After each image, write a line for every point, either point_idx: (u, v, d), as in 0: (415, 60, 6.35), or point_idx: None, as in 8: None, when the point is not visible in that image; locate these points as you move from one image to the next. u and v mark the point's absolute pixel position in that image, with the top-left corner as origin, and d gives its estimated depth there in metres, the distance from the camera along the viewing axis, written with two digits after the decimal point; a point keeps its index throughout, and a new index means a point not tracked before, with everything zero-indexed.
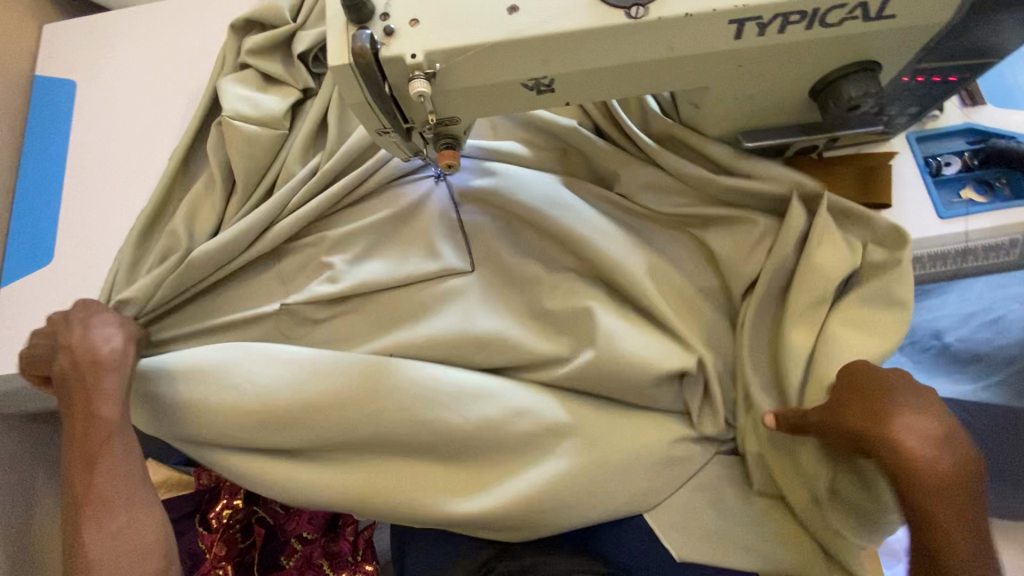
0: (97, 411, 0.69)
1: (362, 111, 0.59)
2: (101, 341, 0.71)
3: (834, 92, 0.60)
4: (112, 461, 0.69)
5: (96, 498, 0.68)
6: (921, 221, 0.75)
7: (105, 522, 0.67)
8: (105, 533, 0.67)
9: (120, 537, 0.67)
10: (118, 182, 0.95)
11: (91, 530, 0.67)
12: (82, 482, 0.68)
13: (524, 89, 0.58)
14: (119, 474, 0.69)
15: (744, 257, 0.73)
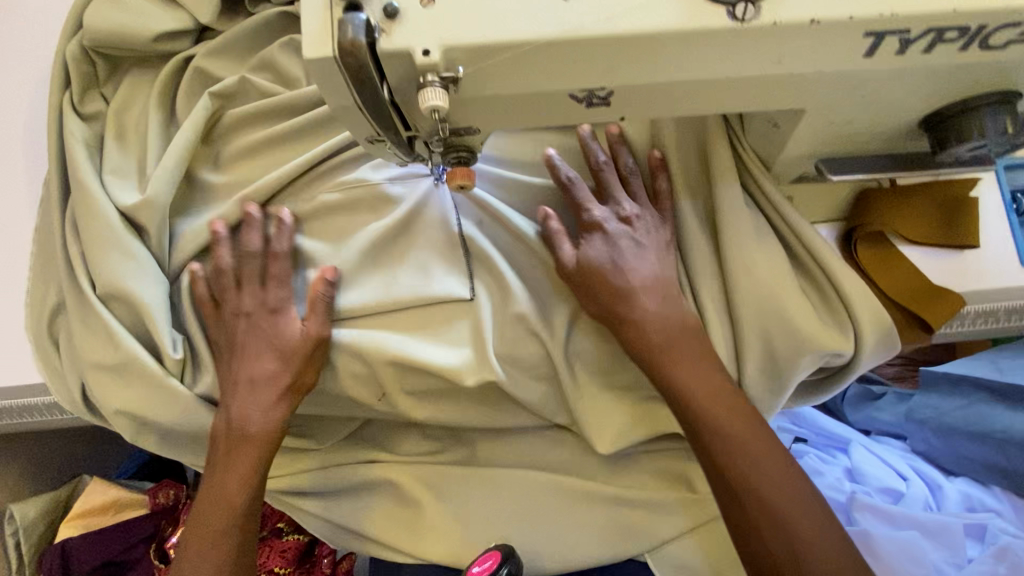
0: (251, 407, 0.65)
1: (350, 115, 0.44)
2: (266, 405, 0.65)
3: (956, 125, 0.48)
4: (243, 466, 0.64)
5: (212, 521, 0.63)
6: (1003, 269, 0.64)
7: (204, 552, 0.62)
8: (195, 563, 0.62)
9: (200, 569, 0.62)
10: (32, 157, 0.75)
11: (193, 554, 0.62)
12: (217, 479, 0.65)
13: (571, 101, 0.43)
14: (234, 481, 0.64)
15: (801, 303, 0.62)
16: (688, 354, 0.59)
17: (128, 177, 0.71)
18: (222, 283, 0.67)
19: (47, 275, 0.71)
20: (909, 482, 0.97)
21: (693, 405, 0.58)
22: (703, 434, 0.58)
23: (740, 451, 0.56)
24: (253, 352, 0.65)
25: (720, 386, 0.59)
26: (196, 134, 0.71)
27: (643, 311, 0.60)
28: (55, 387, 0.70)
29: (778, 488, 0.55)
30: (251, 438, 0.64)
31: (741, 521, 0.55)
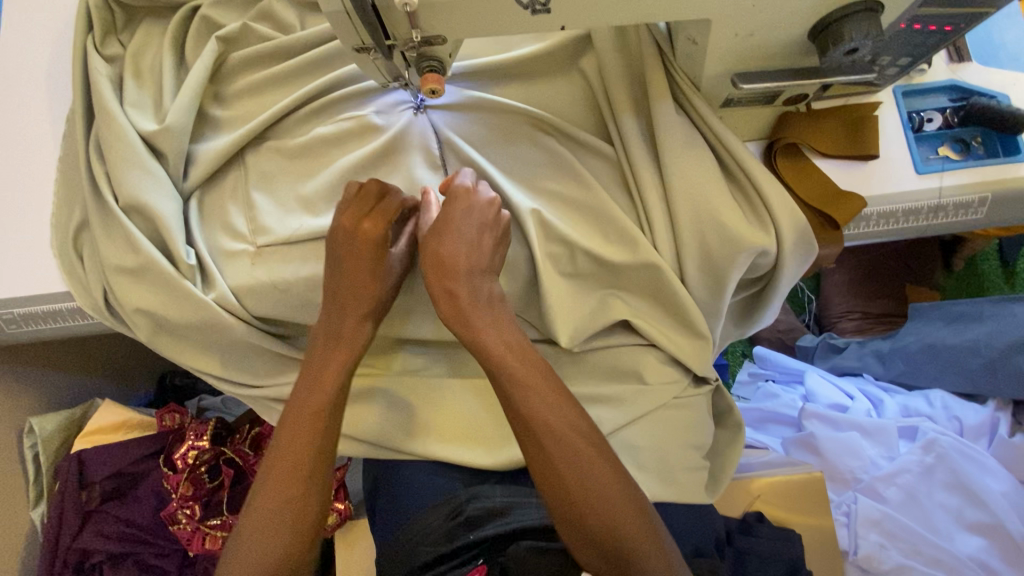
0: (339, 348, 0.74)
1: (339, 22, 0.54)
2: (358, 318, 0.73)
3: (833, 34, 0.59)
4: (318, 399, 0.72)
5: (297, 451, 0.69)
6: (899, 177, 0.76)
7: (301, 435, 0.70)
8: (293, 451, 0.69)
9: (297, 451, 0.69)
10: (56, 96, 0.84)
11: (287, 440, 0.70)
12: (289, 433, 0.70)
13: (517, 8, 0.54)
14: (303, 433, 0.70)
15: (728, 204, 0.73)
16: (505, 320, 0.70)
17: (144, 108, 0.80)
18: (376, 220, 0.72)
19: (70, 198, 0.81)
20: (855, 400, 1.16)
21: (513, 372, 0.66)
22: (524, 396, 0.65)
23: (569, 440, 0.64)
24: (354, 273, 0.72)
25: (543, 376, 0.67)
26: (205, 72, 0.81)
27: (472, 316, 0.69)
28: (79, 294, 0.79)
29: (580, 452, 0.64)
30: (346, 341, 0.74)
31: (568, 489, 0.63)
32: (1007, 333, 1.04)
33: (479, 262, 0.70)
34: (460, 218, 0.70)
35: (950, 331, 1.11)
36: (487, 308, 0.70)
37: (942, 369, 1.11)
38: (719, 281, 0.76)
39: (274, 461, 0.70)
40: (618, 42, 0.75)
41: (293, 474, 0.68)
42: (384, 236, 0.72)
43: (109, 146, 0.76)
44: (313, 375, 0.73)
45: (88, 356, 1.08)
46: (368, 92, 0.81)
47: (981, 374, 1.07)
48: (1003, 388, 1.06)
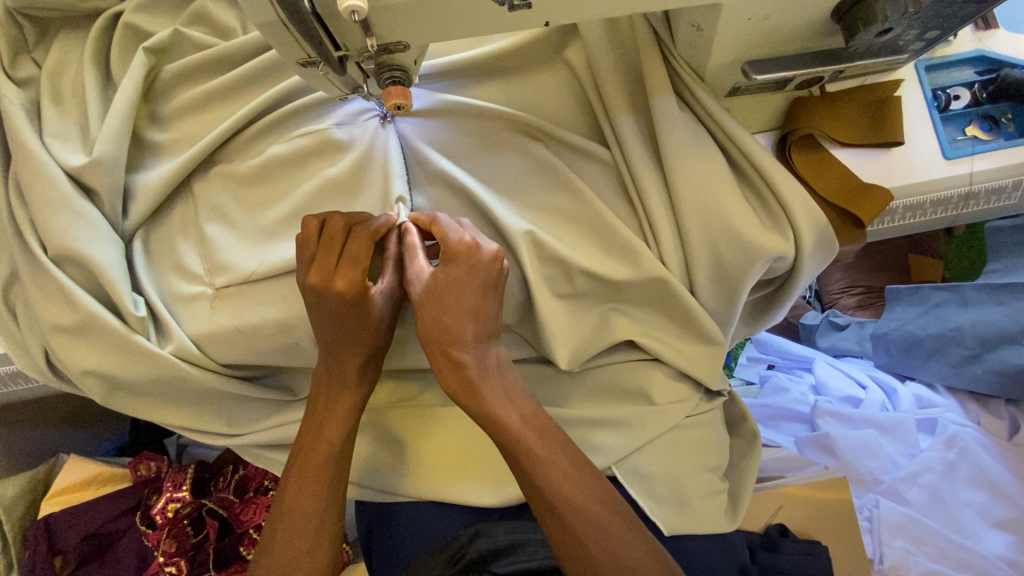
0: (346, 388, 0.66)
1: (278, 37, 0.45)
2: (356, 361, 0.66)
3: (864, 11, 0.50)
4: (323, 448, 0.65)
5: (304, 507, 0.63)
6: (926, 165, 0.68)
7: (306, 490, 0.64)
8: (300, 507, 0.63)
9: (304, 507, 0.63)
10: None
11: (294, 496, 0.64)
12: (297, 483, 0.64)
13: (491, 4, 0.45)
14: (311, 486, 0.64)
15: (744, 208, 0.64)
16: (511, 387, 0.64)
17: (69, 138, 0.70)
18: (350, 273, 0.61)
19: None
20: (867, 390, 1.11)
21: (516, 438, 0.61)
22: (529, 463, 0.60)
23: (575, 498, 0.60)
24: (336, 325, 0.63)
25: (545, 439, 0.62)
26: (137, 90, 0.70)
27: (455, 386, 0.63)
28: (18, 356, 0.70)
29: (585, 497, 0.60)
30: (347, 385, 0.66)
31: (574, 551, 0.59)
32: (990, 324, 0.93)
33: (481, 324, 0.62)
34: (458, 280, 0.61)
35: (925, 318, 1.02)
36: (489, 377, 0.63)
37: (924, 358, 1.04)
38: (735, 293, 0.68)
39: (280, 519, 0.63)
40: (608, 30, 0.66)
41: (299, 535, 0.62)
42: (359, 289, 0.62)
43: (30, 188, 0.66)
44: (315, 424, 0.66)
45: (50, 410, 1.00)
46: (325, 102, 0.71)
47: (966, 366, 0.99)
48: (990, 385, 0.97)
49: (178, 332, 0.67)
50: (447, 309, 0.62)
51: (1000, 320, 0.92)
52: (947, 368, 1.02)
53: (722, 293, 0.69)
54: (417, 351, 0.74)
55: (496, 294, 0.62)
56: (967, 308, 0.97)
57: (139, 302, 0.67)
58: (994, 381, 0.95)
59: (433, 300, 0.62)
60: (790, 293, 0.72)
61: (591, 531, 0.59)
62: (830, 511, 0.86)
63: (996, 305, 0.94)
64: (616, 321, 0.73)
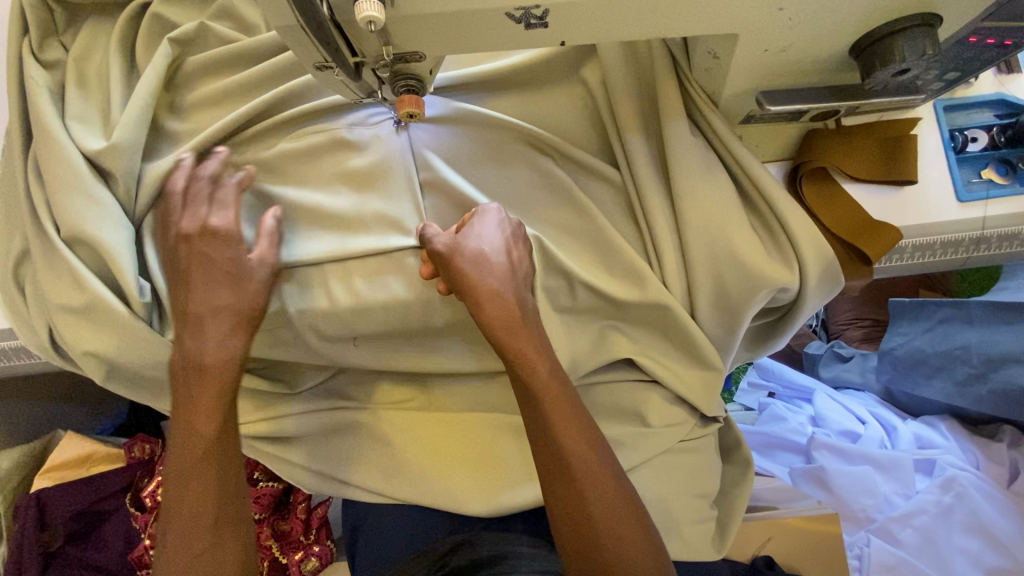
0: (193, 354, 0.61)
1: (295, 39, 0.46)
2: (220, 332, 0.62)
3: (883, 50, 0.50)
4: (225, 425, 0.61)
5: (200, 486, 0.59)
6: (938, 206, 0.68)
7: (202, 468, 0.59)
8: (194, 497, 0.58)
9: (200, 487, 0.59)
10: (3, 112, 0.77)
11: (184, 485, 0.59)
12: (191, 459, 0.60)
13: (509, 21, 0.45)
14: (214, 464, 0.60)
15: (749, 235, 0.64)
16: (537, 336, 0.62)
17: (89, 122, 0.71)
18: (226, 214, 0.64)
19: (10, 225, 0.73)
20: (867, 425, 1.09)
21: (538, 398, 0.60)
22: (548, 419, 0.59)
23: (585, 461, 0.58)
24: (192, 273, 0.62)
25: (568, 404, 0.60)
26: (159, 79, 0.71)
27: (494, 321, 0.60)
28: (22, 331, 0.72)
29: (592, 465, 0.59)
30: (206, 367, 0.61)
31: (573, 513, 0.57)
32: (998, 343, 0.92)
33: (513, 271, 0.63)
34: (491, 235, 0.63)
35: (934, 333, 1.01)
36: (526, 325, 0.62)
37: (929, 374, 1.02)
38: (736, 321, 0.68)
39: (171, 508, 0.59)
40: (626, 52, 0.67)
41: (192, 531, 0.58)
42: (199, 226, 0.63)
43: (47, 168, 0.67)
44: (185, 409, 0.60)
45: (49, 385, 1.02)
46: (343, 105, 0.72)
47: (972, 385, 0.96)
48: (994, 406, 0.94)
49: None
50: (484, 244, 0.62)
51: (1008, 340, 0.91)
52: (950, 388, 1.00)
53: (722, 320, 0.69)
54: (414, 355, 0.74)
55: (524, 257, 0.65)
56: (974, 326, 0.96)
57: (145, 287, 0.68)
58: (1000, 402, 0.93)
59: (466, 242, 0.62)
60: (791, 325, 0.72)
61: (592, 492, 0.58)
62: (819, 547, 0.85)
63: (1003, 326, 0.93)
64: (614, 341, 0.73)
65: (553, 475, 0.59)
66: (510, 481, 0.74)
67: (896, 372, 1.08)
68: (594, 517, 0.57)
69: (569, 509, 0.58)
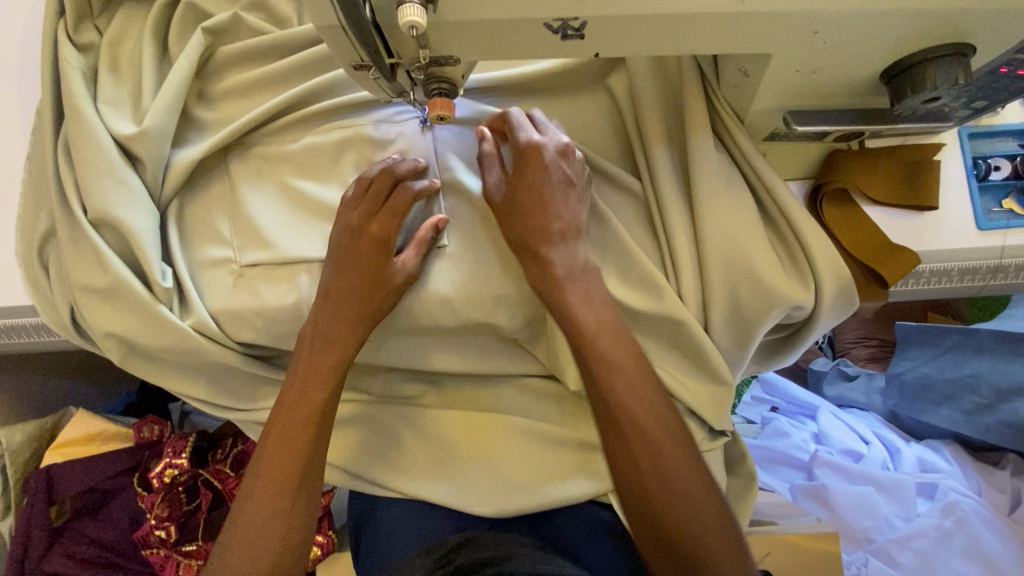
0: (337, 340, 0.66)
1: (335, 37, 0.47)
2: (350, 323, 0.66)
3: (914, 77, 0.50)
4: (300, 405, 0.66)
5: (284, 460, 0.64)
6: (957, 232, 0.68)
7: (287, 444, 0.64)
8: (273, 470, 0.63)
9: (282, 462, 0.64)
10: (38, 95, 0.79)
11: (275, 448, 0.64)
12: (279, 435, 0.65)
13: (546, 31, 0.46)
14: (289, 443, 0.64)
15: (768, 253, 0.64)
16: (621, 339, 0.62)
17: (121, 107, 0.72)
18: (362, 219, 0.66)
19: (38, 204, 0.74)
20: (870, 446, 1.09)
21: (631, 415, 0.60)
22: (628, 431, 0.60)
23: (671, 470, 0.59)
24: (347, 268, 0.66)
25: (659, 416, 0.60)
26: (190, 68, 0.72)
27: (579, 315, 0.62)
28: (44, 309, 0.73)
29: (678, 473, 0.59)
30: (335, 347, 0.66)
31: (658, 523, 0.58)
32: (1008, 374, 0.93)
33: (572, 229, 0.64)
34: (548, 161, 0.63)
35: (942, 360, 1.01)
36: (607, 328, 0.62)
37: (937, 401, 1.02)
38: (749, 337, 0.68)
39: (259, 471, 0.64)
40: (654, 64, 0.67)
41: (279, 490, 0.63)
42: (391, 236, 0.66)
43: (77, 150, 0.68)
44: (304, 379, 0.66)
45: (64, 362, 1.04)
46: (370, 102, 0.73)
47: (979, 415, 0.97)
48: (1000, 436, 0.96)
49: (199, 305, 0.69)
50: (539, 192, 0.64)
51: (1018, 371, 0.92)
52: (959, 416, 1.00)
53: (736, 335, 0.69)
54: (427, 354, 0.75)
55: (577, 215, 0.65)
56: (982, 355, 0.97)
57: (166, 273, 0.69)
58: (1009, 434, 0.94)
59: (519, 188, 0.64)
60: (803, 343, 0.73)
61: (676, 502, 0.58)
62: (818, 565, 0.85)
63: (1014, 356, 0.94)
64: None
65: (638, 486, 0.59)
66: (515, 482, 0.75)
67: (902, 395, 1.08)
68: (678, 524, 0.58)
69: (654, 517, 0.58)
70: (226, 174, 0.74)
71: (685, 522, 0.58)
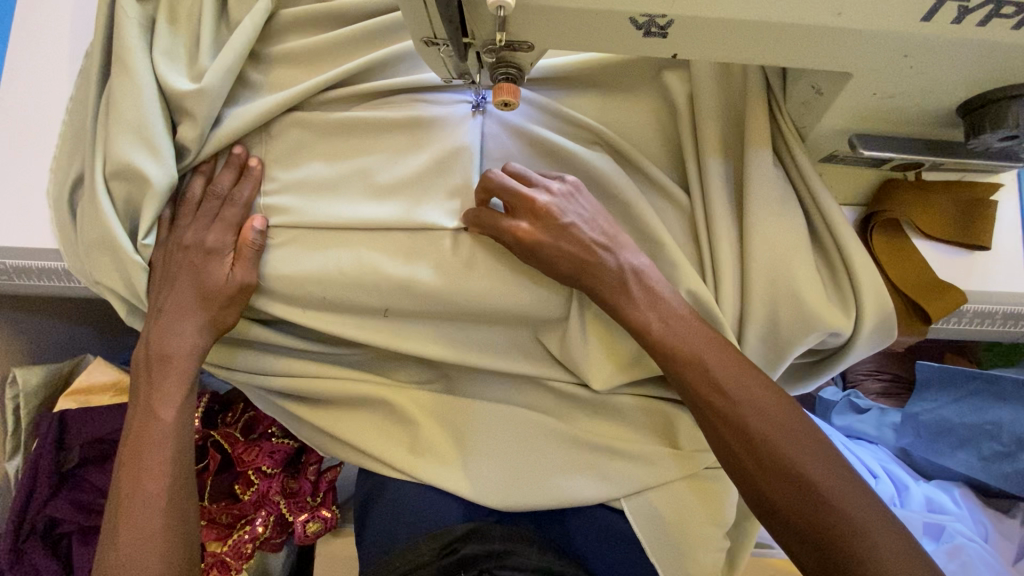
0: (162, 346, 0.68)
1: (414, 10, 0.46)
2: (185, 330, 0.68)
3: (993, 114, 0.49)
4: (163, 410, 0.68)
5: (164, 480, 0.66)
6: (1007, 275, 0.67)
7: (152, 462, 0.66)
8: (148, 486, 0.65)
9: (156, 480, 0.65)
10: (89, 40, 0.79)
11: (144, 467, 0.65)
12: (143, 455, 0.66)
13: (630, 26, 0.45)
14: (163, 462, 0.66)
15: (812, 274, 0.63)
16: (661, 289, 0.63)
17: (174, 61, 0.72)
18: (214, 234, 0.69)
19: (80, 148, 0.74)
20: (877, 480, 1.07)
21: (692, 370, 0.61)
22: (689, 381, 0.61)
23: (747, 410, 0.59)
24: (181, 287, 0.68)
25: (723, 353, 0.61)
26: (249, 28, 0.71)
27: (639, 327, 0.62)
28: (70, 256, 0.74)
29: (753, 406, 0.59)
30: (175, 361, 0.68)
31: (754, 464, 0.58)
32: None
33: (591, 214, 0.65)
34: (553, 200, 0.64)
35: (962, 405, 1.00)
36: (650, 282, 0.63)
37: (954, 445, 1.02)
38: (782, 358, 0.67)
39: (130, 494, 0.65)
40: (719, 73, 0.66)
41: (154, 506, 0.65)
42: (220, 246, 0.68)
43: (122, 101, 0.68)
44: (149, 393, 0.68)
45: (85, 310, 1.04)
46: (423, 81, 0.72)
47: (996, 462, 0.99)
48: (1013, 484, 0.99)
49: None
50: (554, 196, 0.64)
51: None
52: (974, 461, 1.01)
53: (769, 355, 0.68)
54: (452, 341, 0.74)
55: (591, 206, 0.65)
56: (1005, 404, 0.97)
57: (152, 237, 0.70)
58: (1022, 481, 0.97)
59: (534, 198, 0.63)
60: (832, 371, 0.72)
61: (765, 439, 0.58)
62: None
63: None
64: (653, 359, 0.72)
65: (723, 434, 0.60)
66: (528, 478, 0.74)
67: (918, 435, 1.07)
68: (772, 469, 0.57)
69: (748, 461, 0.59)
70: (271, 138, 0.73)
71: (781, 455, 0.57)
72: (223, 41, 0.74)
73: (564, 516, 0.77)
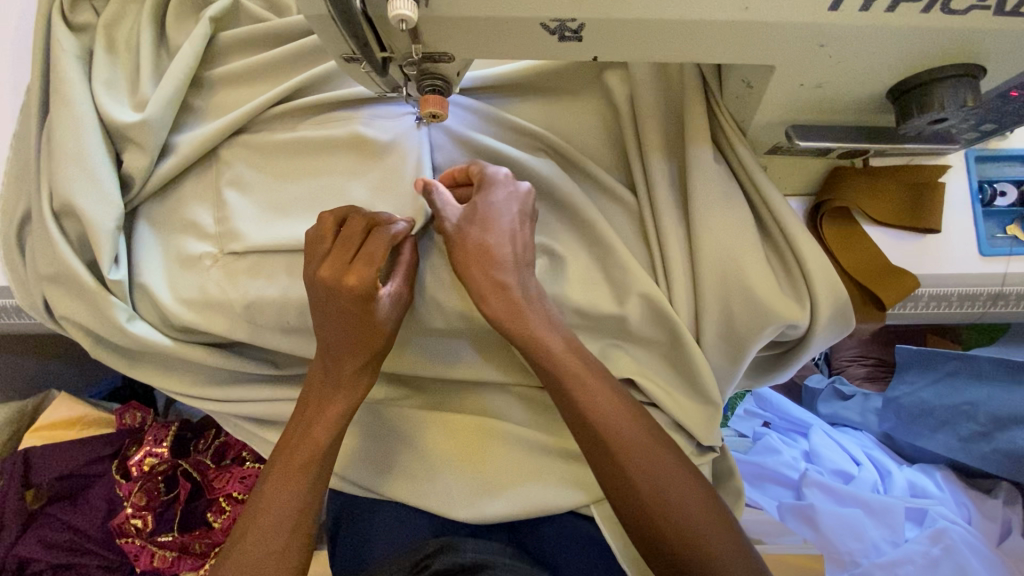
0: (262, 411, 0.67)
1: (327, 29, 0.46)
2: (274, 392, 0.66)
3: (920, 97, 0.49)
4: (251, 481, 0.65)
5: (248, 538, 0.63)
6: (959, 256, 0.67)
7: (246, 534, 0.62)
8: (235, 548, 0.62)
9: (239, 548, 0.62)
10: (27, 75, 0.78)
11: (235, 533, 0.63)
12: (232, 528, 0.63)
13: (543, 32, 0.44)
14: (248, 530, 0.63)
15: (763, 267, 0.63)
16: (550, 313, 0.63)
17: (115, 91, 0.71)
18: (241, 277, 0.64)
19: (25, 183, 0.73)
20: (861, 467, 1.07)
21: (578, 400, 0.61)
22: (580, 408, 0.61)
23: (632, 445, 0.60)
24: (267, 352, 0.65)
25: (618, 402, 0.61)
26: (187, 54, 0.71)
27: None
28: (20, 293, 0.73)
29: (633, 437, 0.60)
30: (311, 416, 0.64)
31: (635, 498, 0.59)
32: (1005, 402, 0.92)
33: (525, 224, 0.64)
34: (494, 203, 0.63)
35: (940, 386, 1.00)
36: (540, 308, 0.62)
37: (933, 427, 1.02)
38: (739, 354, 0.66)
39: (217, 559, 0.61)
40: (657, 71, 0.66)
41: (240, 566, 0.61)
42: (371, 288, 0.61)
43: (61, 133, 0.68)
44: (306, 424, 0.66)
45: (50, 345, 1.03)
46: (364, 95, 0.71)
47: (975, 442, 0.97)
48: (996, 465, 0.95)
49: (166, 302, 0.69)
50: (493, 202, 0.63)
51: (1015, 400, 0.91)
52: (953, 442, 1.00)
53: (726, 351, 0.67)
54: (410, 355, 0.73)
55: (534, 232, 0.66)
56: (981, 383, 0.96)
57: (117, 269, 0.68)
58: (1004, 462, 0.94)
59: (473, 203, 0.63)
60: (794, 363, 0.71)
61: (642, 472, 0.59)
62: None
63: (1012, 384, 0.93)
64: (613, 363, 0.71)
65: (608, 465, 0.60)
66: (494, 489, 0.73)
67: (899, 419, 1.08)
68: (649, 503, 0.59)
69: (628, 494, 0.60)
70: (216, 162, 0.73)
71: (654, 488, 0.59)
72: (164, 67, 0.74)
73: (536, 526, 0.75)
